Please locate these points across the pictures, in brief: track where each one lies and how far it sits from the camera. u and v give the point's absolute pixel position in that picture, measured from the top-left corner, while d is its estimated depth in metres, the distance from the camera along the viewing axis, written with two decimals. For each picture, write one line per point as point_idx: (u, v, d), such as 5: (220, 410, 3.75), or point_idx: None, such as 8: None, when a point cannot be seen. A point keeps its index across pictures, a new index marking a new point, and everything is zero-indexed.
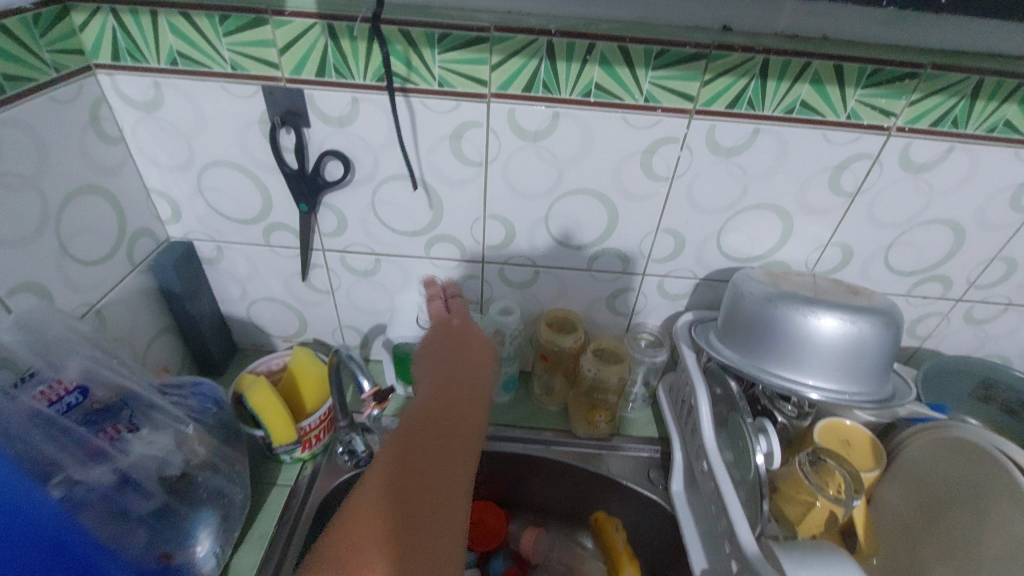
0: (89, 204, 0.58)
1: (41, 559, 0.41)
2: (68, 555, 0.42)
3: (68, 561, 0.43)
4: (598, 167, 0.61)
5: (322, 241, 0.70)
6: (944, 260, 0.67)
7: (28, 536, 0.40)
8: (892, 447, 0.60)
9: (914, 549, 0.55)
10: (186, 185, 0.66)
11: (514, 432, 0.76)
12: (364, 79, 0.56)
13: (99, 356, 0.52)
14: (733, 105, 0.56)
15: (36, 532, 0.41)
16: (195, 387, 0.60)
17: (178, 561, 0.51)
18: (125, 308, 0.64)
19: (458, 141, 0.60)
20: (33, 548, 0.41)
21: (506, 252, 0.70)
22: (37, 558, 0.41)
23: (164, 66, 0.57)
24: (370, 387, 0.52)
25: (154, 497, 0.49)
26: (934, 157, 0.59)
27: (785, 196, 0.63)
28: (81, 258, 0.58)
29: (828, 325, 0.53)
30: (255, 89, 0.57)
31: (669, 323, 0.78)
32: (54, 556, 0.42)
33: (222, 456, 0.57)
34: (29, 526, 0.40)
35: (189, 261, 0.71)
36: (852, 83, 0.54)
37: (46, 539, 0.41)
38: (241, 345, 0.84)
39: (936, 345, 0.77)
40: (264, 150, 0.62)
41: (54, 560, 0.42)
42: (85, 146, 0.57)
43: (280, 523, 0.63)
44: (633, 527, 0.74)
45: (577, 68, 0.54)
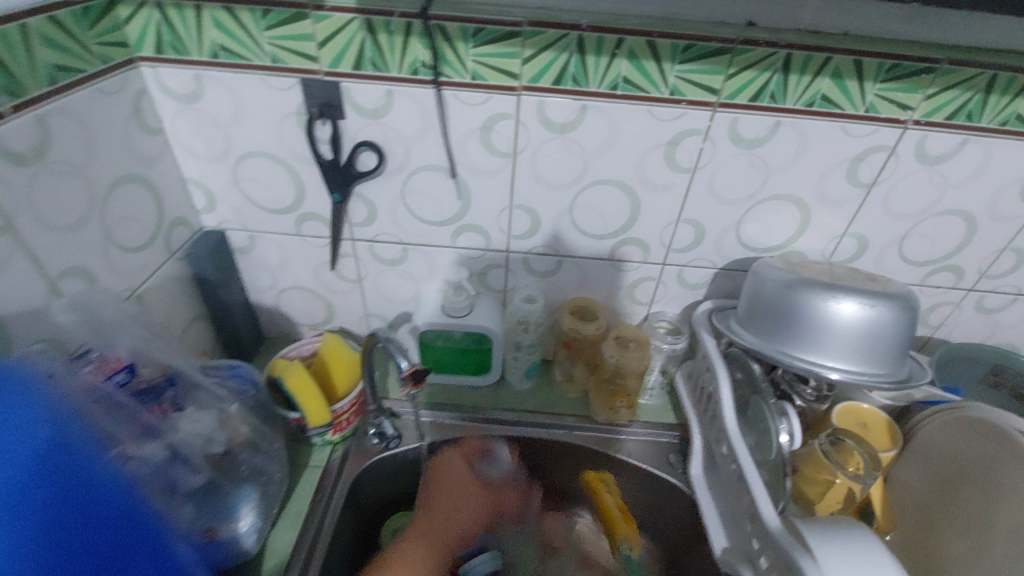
0: (131, 192, 0.60)
1: (103, 542, 0.41)
2: (125, 540, 0.43)
3: (124, 549, 0.42)
4: (623, 158, 0.63)
5: (352, 231, 0.72)
6: (957, 250, 0.69)
7: (94, 514, 0.41)
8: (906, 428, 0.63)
9: (931, 524, 0.58)
10: (222, 174, 0.68)
11: (537, 417, 0.78)
12: (399, 72, 0.58)
13: (149, 336, 0.54)
14: (755, 99, 0.58)
15: (101, 511, 0.41)
16: (233, 369, 0.62)
17: (221, 536, 0.52)
18: (164, 294, 0.66)
19: (489, 133, 0.62)
20: (98, 529, 0.41)
21: (531, 242, 0.72)
22: (99, 540, 0.41)
23: (206, 58, 0.59)
24: (408, 367, 0.56)
25: (201, 472, 0.51)
26: (949, 149, 0.61)
27: (804, 187, 0.65)
28: (124, 244, 0.59)
29: (848, 310, 0.55)
30: (293, 81, 0.59)
31: (688, 311, 0.80)
32: (113, 540, 0.42)
33: (263, 436, 0.59)
34: (97, 503, 0.41)
35: (223, 250, 0.73)
36: (871, 77, 0.56)
37: (110, 520, 0.42)
38: (268, 333, 0.86)
39: (947, 334, 0.79)
40: (299, 141, 0.64)
41: (112, 545, 0.42)
42: (128, 136, 0.59)
43: (314, 501, 0.65)
44: (652, 510, 0.76)
45: (606, 62, 0.56)
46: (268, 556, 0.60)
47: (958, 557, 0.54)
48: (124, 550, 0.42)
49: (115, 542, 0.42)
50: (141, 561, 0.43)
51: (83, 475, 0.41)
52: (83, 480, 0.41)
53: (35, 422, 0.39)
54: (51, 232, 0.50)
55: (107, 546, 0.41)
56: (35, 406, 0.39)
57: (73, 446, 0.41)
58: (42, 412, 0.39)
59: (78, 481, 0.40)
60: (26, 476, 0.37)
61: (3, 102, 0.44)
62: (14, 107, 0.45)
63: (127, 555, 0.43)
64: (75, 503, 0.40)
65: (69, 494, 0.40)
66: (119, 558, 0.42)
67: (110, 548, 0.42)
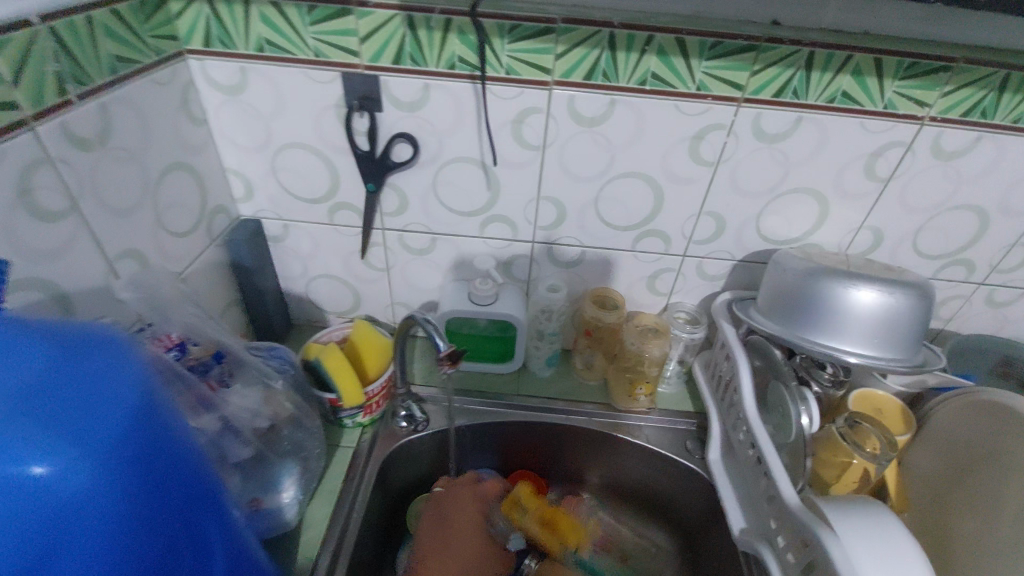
0: (179, 179, 0.63)
1: (180, 514, 0.36)
2: (198, 509, 0.38)
3: (198, 517, 0.38)
4: (648, 152, 0.66)
5: (383, 220, 0.75)
6: (969, 244, 0.72)
7: (174, 484, 0.35)
8: (921, 416, 0.66)
9: (941, 503, 0.61)
10: (261, 164, 0.71)
11: (557, 404, 0.80)
12: (437, 67, 0.61)
13: (200, 315, 0.56)
14: (778, 95, 0.60)
15: (178, 482, 0.36)
16: (271, 351, 0.64)
17: (266, 506, 0.56)
18: (205, 279, 0.69)
19: (520, 126, 0.65)
20: (177, 501, 0.36)
21: (556, 233, 0.75)
22: (177, 512, 0.36)
23: (252, 52, 0.61)
24: (447, 348, 0.58)
25: (250, 445, 0.54)
26: (963, 146, 0.63)
27: (822, 181, 0.67)
28: (172, 229, 0.62)
29: (866, 298, 0.58)
30: (335, 75, 0.62)
31: (706, 302, 0.83)
32: (188, 512, 0.37)
33: (304, 413, 0.61)
34: (177, 473, 0.36)
35: (259, 238, 0.76)
36: (891, 75, 0.58)
37: (186, 491, 0.36)
38: (296, 320, 0.89)
39: (957, 327, 0.82)
40: (337, 133, 0.67)
41: (187, 517, 0.37)
42: (178, 127, 0.62)
43: (347, 479, 0.68)
44: (669, 495, 0.79)
45: (636, 58, 0.58)
46: (306, 528, 0.63)
47: (968, 536, 0.56)
48: (197, 521, 0.38)
49: (189, 513, 0.37)
50: (211, 527, 0.40)
51: (168, 442, 0.35)
52: (168, 446, 0.35)
53: (127, 380, 0.32)
54: (109, 214, 0.52)
55: (183, 518, 0.36)
56: (120, 362, 0.33)
57: (159, 410, 0.34)
58: (130, 369, 0.33)
59: (165, 447, 0.34)
60: (122, 441, 0.31)
61: (72, 91, 0.47)
62: (80, 95, 0.48)
63: (200, 525, 0.38)
64: (162, 473, 0.34)
65: (158, 461, 0.34)
66: (193, 530, 0.37)
67: (184, 521, 0.36)
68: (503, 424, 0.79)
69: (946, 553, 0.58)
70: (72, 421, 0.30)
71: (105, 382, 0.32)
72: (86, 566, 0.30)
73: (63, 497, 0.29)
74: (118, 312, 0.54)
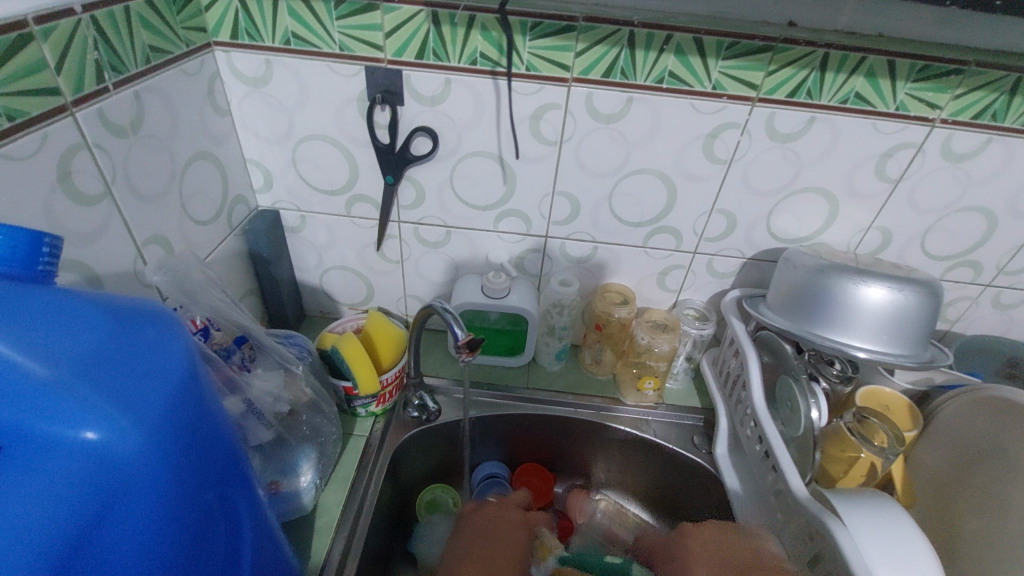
0: (202, 168, 0.64)
1: (216, 486, 0.37)
2: (231, 484, 0.39)
3: (231, 492, 0.39)
4: (662, 149, 0.67)
5: (399, 213, 0.76)
6: (977, 246, 0.73)
7: (212, 458, 0.37)
8: (929, 417, 0.67)
9: (948, 499, 0.62)
10: (281, 156, 0.72)
11: (566, 398, 0.82)
12: (458, 62, 0.62)
13: (225, 301, 0.58)
14: (793, 95, 0.62)
15: (215, 455, 0.37)
16: (288, 339, 0.66)
17: (283, 489, 0.57)
18: (224, 266, 0.70)
19: (537, 122, 0.66)
20: (214, 473, 0.37)
21: (569, 228, 0.76)
22: (213, 484, 0.37)
23: (278, 45, 0.63)
24: (464, 336, 0.60)
25: (271, 428, 0.55)
26: (974, 147, 0.64)
27: (833, 180, 0.68)
28: (195, 216, 0.64)
29: (876, 294, 0.59)
30: (358, 68, 0.63)
31: (715, 300, 0.84)
32: (222, 485, 0.38)
33: (322, 398, 0.63)
34: (214, 446, 0.37)
35: (277, 228, 0.77)
36: (903, 78, 0.59)
37: (221, 465, 0.38)
38: (309, 311, 0.90)
39: (962, 328, 0.83)
40: (358, 126, 0.68)
41: (221, 490, 0.38)
42: (204, 117, 0.63)
43: (360, 467, 0.69)
44: (675, 489, 0.80)
45: (654, 57, 0.60)
46: (320, 513, 0.64)
47: (973, 537, 0.57)
48: (229, 495, 0.39)
49: (223, 486, 0.38)
50: (242, 502, 0.41)
51: (208, 417, 0.36)
52: (208, 421, 0.36)
53: (172, 355, 0.34)
54: (136, 199, 0.54)
55: (218, 491, 0.38)
56: (166, 338, 0.35)
57: (200, 385, 0.36)
58: (175, 345, 0.35)
59: (205, 421, 0.36)
60: (169, 411, 0.33)
61: (109, 78, 0.50)
62: (116, 83, 0.50)
63: (233, 500, 0.40)
64: (202, 446, 0.35)
65: (199, 433, 0.35)
66: (226, 503, 0.39)
67: (219, 493, 0.38)
68: (512, 415, 0.80)
69: (954, 554, 0.59)
70: (125, 390, 0.31)
71: (153, 356, 0.34)
72: (133, 528, 0.32)
73: (116, 461, 0.31)
74: (144, 294, 0.57)
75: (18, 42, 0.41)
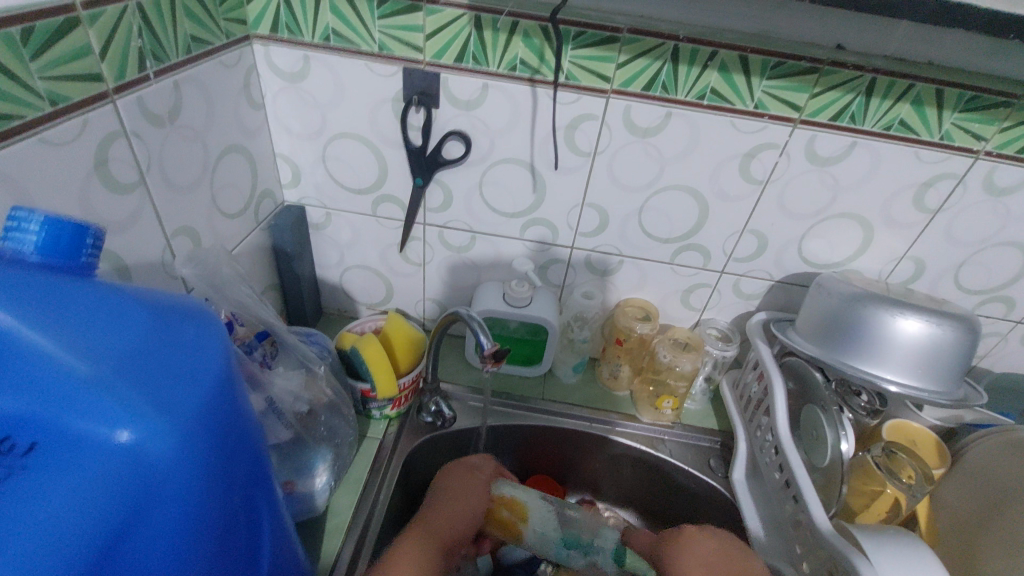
0: (234, 161, 0.64)
1: (242, 490, 0.37)
2: (255, 486, 0.39)
3: (253, 494, 0.39)
4: (698, 166, 0.66)
5: (425, 215, 0.75)
6: (1012, 281, 0.71)
7: (240, 459, 0.36)
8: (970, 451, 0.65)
9: (971, 537, 0.60)
10: (312, 152, 0.72)
11: (582, 411, 0.80)
12: (497, 68, 0.61)
13: (251, 296, 0.57)
14: (835, 119, 0.61)
15: (242, 458, 0.36)
16: (309, 337, 0.65)
17: (297, 490, 0.56)
18: (247, 260, 0.70)
19: (573, 132, 0.65)
20: (241, 475, 0.36)
21: (596, 240, 0.75)
22: (239, 486, 0.36)
23: (317, 41, 0.62)
24: (490, 346, 0.58)
25: (289, 428, 0.55)
26: (1017, 181, 0.63)
27: (870, 207, 0.67)
28: (224, 208, 0.63)
29: (912, 327, 0.58)
30: (396, 69, 0.63)
31: (739, 321, 0.83)
32: (246, 488, 0.37)
33: (340, 399, 0.62)
34: (242, 449, 0.36)
35: (301, 225, 0.77)
36: (950, 107, 0.58)
37: (248, 466, 0.37)
38: (326, 309, 0.90)
39: (991, 364, 0.81)
40: (391, 126, 0.67)
41: (246, 493, 0.37)
42: (238, 110, 0.63)
43: (372, 471, 0.68)
44: (689, 512, 0.78)
45: (696, 72, 0.59)
46: (331, 515, 0.63)
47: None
48: (253, 498, 0.39)
49: (247, 490, 0.38)
50: (263, 505, 0.40)
51: (240, 418, 0.36)
52: (239, 421, 0.36)
53: (210, 356, 0.34)
54: (168, 189, 0.54)
55: (244, 493, 0.37)
56: (204, 338, 0.34)
57: (235, 386, 0.35)
58: (213, 343, 0.34)
59: (237, 423, 0.35)
60: (204, 413, 0.32)
61: (150, 66, 0.49)
62: (157, 71, 0.50)
63: (255, 503, 0.39)
64: (232, 447, 0.35)
65: (230, 435, 0.34)
66: (249, 506, 0.38)
67: (244, 496, 0.37)
68: (527, 426, 0.79)
69: None
70: (161, 389, 0.31)
71: (192, 354, 0.33)
72: (159, 530, 0.31)
73: (147, 461, 0.30)
74: (170, 284, 0.56)
75: (65, 26, 0.41)
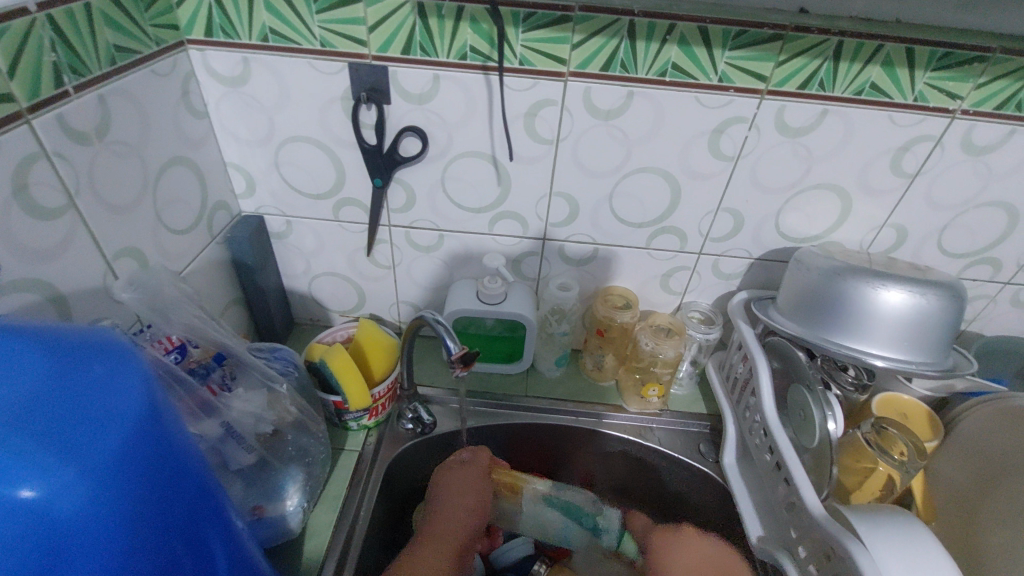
0: (178, 174, 0.61)
1: (183, 532, 0.35)
2: (201, 524, 0.37)
3: (202, 533, 0.37)
4: (666, 146, 0.63)
5: (389, 217, 0.73)
6: (997, 242, 0.69)
7: (175, 501, 0.34)
8: (967, 422, 0.63)
9: (970, 512, 0.59)
10: (263, 158, 0.68)
11: (567, 405, 0.78)
12: (447, 57, 0.58)
13: (202, 316, 0.54)
14: (804, 87, 0.58)
15: (179, 497, 0.34)
16: (274, 352, 0.62)
17: (268, 514, 0.54)
18: (204, 277, 0.67)
19: (533, 119, 0.62)
20: (178, 517, 0.34)
21: (568, 229, 0.72)
22: (178, 529, 0.34)
23: (255, 42, 0.59)
24: (458, 350, 0.57)
25: (253, 451, 0.52)
26: (996, 140, 0.60)
27: (845, 176, 0.65)
28: (172, 225, 0.60)
29: (894, 299, 0.56)
30: (341, 65, 0.59)
31: (721, 302, 0.81)
32: (190, 528, 0.35)
33: (308, 416, 0.60)
34: (179, 487, 0.34)
35: (261, 235, 0.74)
36: (922, 66, 0.56)
37: (187, 506, 0.35)
38: (298, 319, 0.87)
39: (980, 327, 0.80)
40: (342, 126, 0.64)
41: (190, 534, 0.35)
42: (178, 120, 0.60)
43: (352, 485, 0.66)
44: (682, 499, 0.76)
45: (656, 48, 0.56)
46: (310, 535, 0.61)
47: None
48: (200, 537, 0.36)
49: (191, 529, 0.36)
50: (216, 542, 0.38)
51: (170, 456, 0.34)
52: (170, 460, 0.34)
53: (126, 395, 0.31)
54: (104, 210, 0.51)
55: (185, 535, 0.35)
56: (120, 376, 0.32)
57: (160, 423, 0.33)
58: (131, 381, 0.32)
59: (167, 463, 0.33)
60: (120, 459, 0.30)
61: (69, 81, 0.46)
62: (77, 86, 0.47)
63: (204, 542, 0.37)
64: (162, 488, 0.33)
65: (158, 477, 0.33)
66: (196, 547, 0.36)
67: (187, 538, 0.35)
68: (512, 425, 0.77)
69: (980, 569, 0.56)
70: (67, 439, 0.28)
71: (104, 396, 0.30)
72: None
73: (55, 517, 0.28)
74: (116, 310, 0.53)
75: None
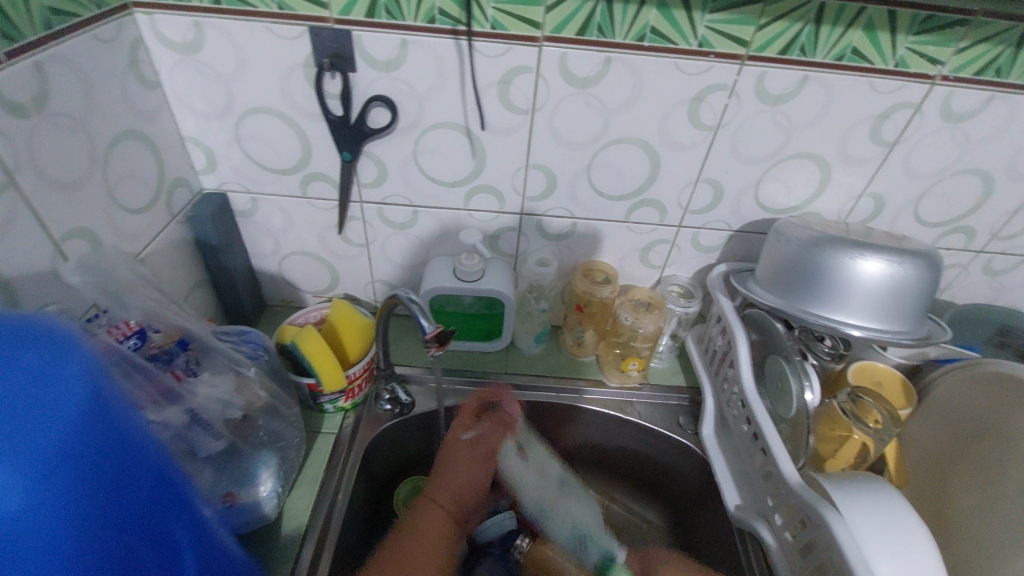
0: (131, 149, 0.57)
1: (143, 525, 0.33)
2: (164, 515, 0.35)
3: (165, 524, 0.35)
4: (645, 115, 0.62)
5: (360, 192, 0.70)
6: (971, 211, 0.69)
7: (133, 492, 0.32)
8: (938, 390, 0.64)
9: (941, 476, 0.61)
10: (223, 132, 0.65)
11: (547, 381, 0.78)
12: (415, 20, 0.55)
13: (163, 299, 0.52)
14: (784, 52, 0.56)
15: (137, 488, 0.33)
16: (243, 335, 0.60)
17: (240, 500, 0.53)
18: (165, 258, 0.64)
19: (507, 87, 0.59)
20: (137, 511, 0.33)
21: (545, 204, 0.71)
22: (138, 523, 0.33)
23: (206, 5, 0.55)
24: (432, 329, 0.55)
25: (221, 437, 0.51)
26: (974, 107, 0.60)
27: (825, 145, 0.64)
28: (127, 204, 0.57)
29: (872, 269, 0.56)
30: (301, 30, 0.56)
31: (700, 275, 0.81)
32: (151, 520, 0.34)
33: (280, 399, 0.58)
34: (136, 478, 0.33)
35: (225, 213, 0.71)
36: (904, 31, 0.54)
37: (147, 499, 0.33)
38: (270, 300, 0.84)
39: (952, 296, 0.81)
40: (307, 96, 0.61)
41: (150, 526, 0.34)
42: (127, 90, 0.56)
43: (328, 468, 0.64)
44: (662, 471, 0.77)
45: (634, 10, 0.53)
46: (286, 520, 0.59)
47: (965, 552, 0.55)
48: (164, 529, 0.35)
49: (153, 521, 0.34)
50: (183, 532, 0.37)
51: (124, 445, 0.32)
52: (124, 450, 0.32)
53: (71, 382, 0.29)
54: (49, 188, 0.47)
55: (146, 528, 0.33)
56: (62, 362, 0.29)
57: (111, 410, 0.31)
58: (73, 367, 0.30)
59: (119, 454, 0.31)
60: (64, 451, 0.28)
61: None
62: (9, 52, 0.42)
63: (168, 534, 0.35)
64: (116, 480, 0.31)
65: (111, 468, 0.31)
66: (158, 540, 0.34)
67: (148, 531, 0.33)
68: None
69: (950, 531, 0.58)
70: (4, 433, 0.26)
71: (43, 384, 0.28)
72: None
73: None
74: (68, 296, 0.50)
75: None
